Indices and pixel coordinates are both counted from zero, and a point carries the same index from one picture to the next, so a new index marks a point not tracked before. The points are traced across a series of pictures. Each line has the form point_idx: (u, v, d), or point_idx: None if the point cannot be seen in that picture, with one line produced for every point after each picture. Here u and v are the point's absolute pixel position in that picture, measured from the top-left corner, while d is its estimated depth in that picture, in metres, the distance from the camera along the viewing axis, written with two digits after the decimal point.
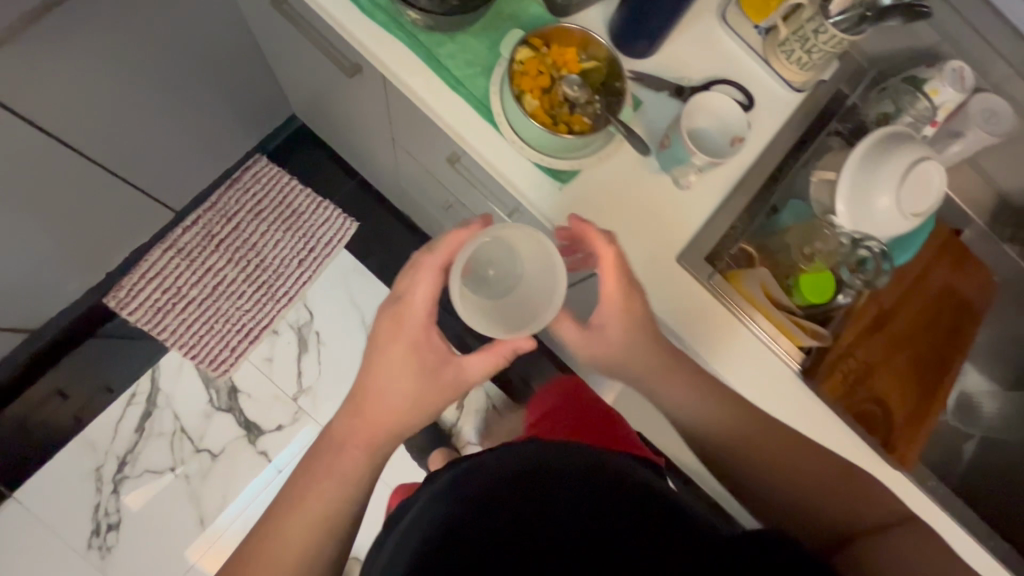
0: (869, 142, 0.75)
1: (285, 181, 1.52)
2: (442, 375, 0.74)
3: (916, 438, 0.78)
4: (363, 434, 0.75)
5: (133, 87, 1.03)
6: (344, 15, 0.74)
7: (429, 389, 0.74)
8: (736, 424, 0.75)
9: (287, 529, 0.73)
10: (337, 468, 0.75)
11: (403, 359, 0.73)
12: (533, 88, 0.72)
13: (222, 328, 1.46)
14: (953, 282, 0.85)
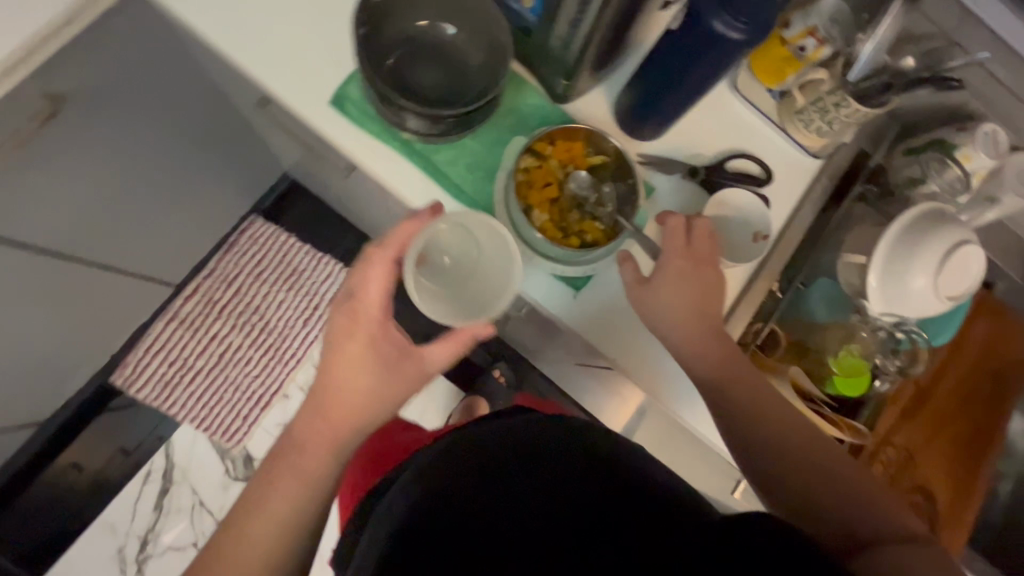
0: (905, 221, 0.70)
1: (281, 241, 1.45)
2: (409, 361, 0.68)
3: (966, 522, 0.75)
4: (333, 423, 0.66)
5: (123, 189, 0.97)
6: (334, 128, 0.69)
7: (397, 376, 0.67)
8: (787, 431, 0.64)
9: (243, 539, 0.62)
10: (305, 458, 0.65)
11: (368, 347, 0.66)
12: (542, 200, 0.69)
13: (234, 397, 1.42)
14: (994, 343, 0.81)
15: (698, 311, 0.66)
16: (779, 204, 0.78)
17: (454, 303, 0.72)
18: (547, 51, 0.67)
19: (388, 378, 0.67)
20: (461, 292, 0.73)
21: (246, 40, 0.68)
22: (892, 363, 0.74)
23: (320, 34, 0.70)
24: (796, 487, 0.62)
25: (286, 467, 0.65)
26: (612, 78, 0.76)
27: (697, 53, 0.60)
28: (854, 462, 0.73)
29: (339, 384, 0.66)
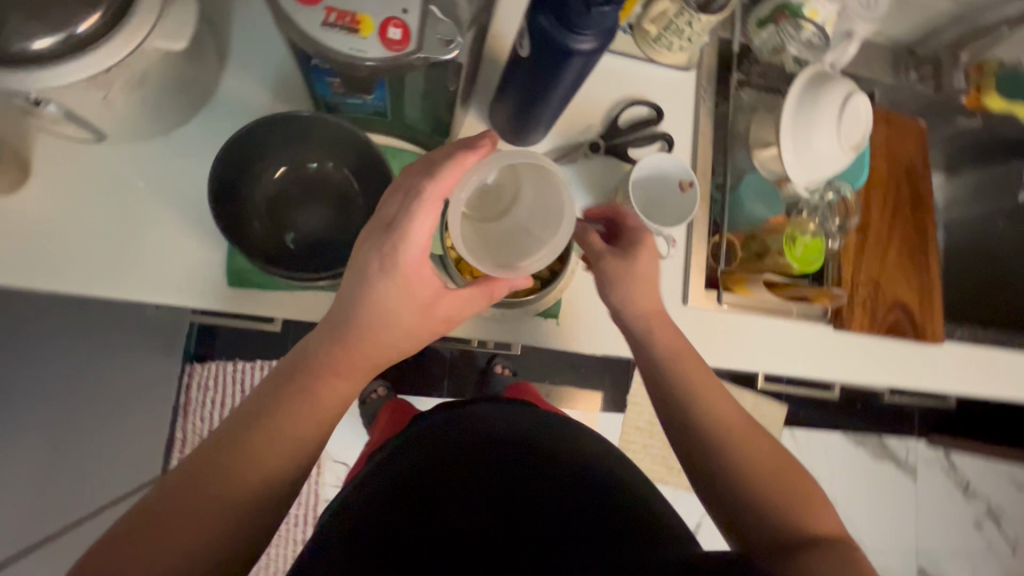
0: (793, 97, 0.75)
1: (231, 369, 1.19)
2: (443, 309, 0.56)
3: (938, 309, 0.84)
4: (351, 376, 0.55)
5: (75, 447, 0.85)
6: (253, 303, 0.64)
7: (429, 325, 0.56)
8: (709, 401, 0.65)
9: (205, 486, 0.48)
10: (303, 412, 0.53)
11: (406, 287, 0.52)
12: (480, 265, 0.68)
13: (282, 533, 1.21)
14: (895, 150, 0.88)
15: (650, 294, 0.66)
16: (678, 132, 0.80)
17: (480, 246, 0.58)
18: (412, 122, 0.63)
19: (423, 325, 0.56)
20: (490, 231, 0.60)
21: (112, 268, 0.61)
22: (832, 222, 0.81)
23: (182, 218, 0.63)
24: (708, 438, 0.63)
25: (273, 408, 0.53)
26: (479, 95, 0.73)
27: (556, 69, 0.55)
28: (839, 317, 0.81)
29: (371, 332, 0.54)
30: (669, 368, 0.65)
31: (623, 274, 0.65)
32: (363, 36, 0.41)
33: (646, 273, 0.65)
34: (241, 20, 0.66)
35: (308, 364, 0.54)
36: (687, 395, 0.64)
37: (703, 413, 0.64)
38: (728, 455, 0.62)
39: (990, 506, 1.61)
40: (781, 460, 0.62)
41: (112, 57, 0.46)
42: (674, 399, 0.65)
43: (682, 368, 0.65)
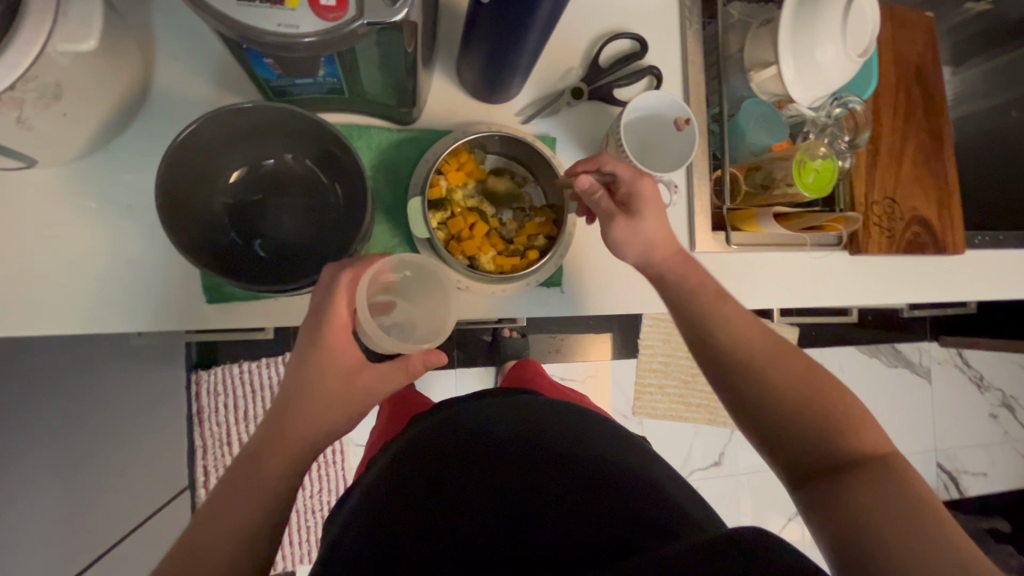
0: (792, 3, 0.67)
1: (238, 370, 1.14)
2: (365, 378, 0.52)
3: (958, 217, 0.80)
4: (301, 442, 0.51)
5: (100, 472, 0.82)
6: (238, 317, 0.60)
7: (354, 402, 0.53)
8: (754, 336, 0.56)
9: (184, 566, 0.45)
10: (267, 473, 0.50)
11: (324, 358, 0.51)
12: (479, 246, 0.65)
13: (318, 521, 1.19)
14: (902, 49, 0.80)
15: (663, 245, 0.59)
16: (665, 64, 0.73)
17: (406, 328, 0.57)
18: (372, 95, 0.57)
19: (349, 396, 0.52)
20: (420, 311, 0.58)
21: (79, 303, 0.56)
22: (841, 140, 0.75)
23: (143, 238, 0.58)
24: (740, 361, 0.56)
25: (229, 486, 0.49)
26: (442, 53, 0.66)
27: (522, 12, 0.48)
28: (855, 241, 0.76)
29: (305, 403, 0.51)
30: (693, 310, 0.58)
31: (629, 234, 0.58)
32: (290, 9, 0.35)
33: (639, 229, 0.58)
34: (161, 4, 0.58)
35: (257, 441, 0.52)
36: (711, 330, 0.57)
37: (731, 345, 0.56)
38: (759, 394, 0.54)
39: (1005, 396, 1.63)
40: (812, 378, 0.54)
41: (13, 70, 0.40)
42: (697, 335, 0.58)
43: (708, 305, 0.58)
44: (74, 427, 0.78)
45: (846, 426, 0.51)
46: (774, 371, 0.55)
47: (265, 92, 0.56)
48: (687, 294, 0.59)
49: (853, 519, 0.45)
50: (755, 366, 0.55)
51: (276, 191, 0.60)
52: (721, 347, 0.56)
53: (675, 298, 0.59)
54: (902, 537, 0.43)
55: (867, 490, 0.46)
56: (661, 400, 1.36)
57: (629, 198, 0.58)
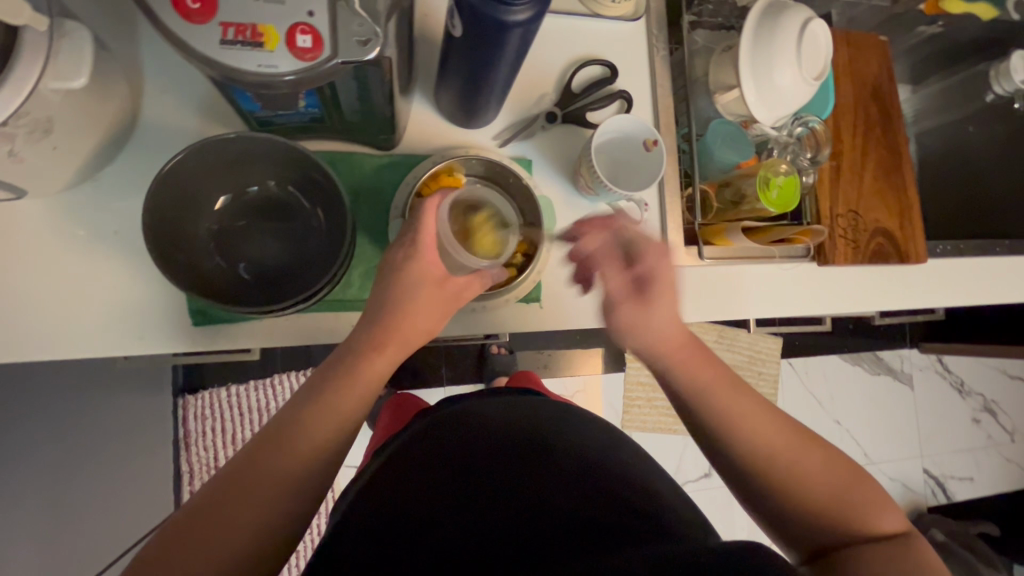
0: (750, 32, 0.71)
1: (225, 394, 1.14)
2: (455, 283, 0.60)
3: (919, 227, 0.84)
4: (361, 389, 0.55)
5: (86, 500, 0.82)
6: (223, 338, 0.62)
7: (444, 306, 0.60)
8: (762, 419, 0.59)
9: (223, 514, 0.46)
10: (314, 428, 0.51)
11: (416, 276, 0.58)
12: None
13: (307, 544, 1.18)
14: (859, 71, 0.85)
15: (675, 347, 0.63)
16: (635, 88, 0.77)
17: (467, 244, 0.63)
18: (353, 123, 0.59)
19: (442, 298, 0.60)
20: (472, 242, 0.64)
21: (66, 329, 0.57)
22: (804, 158, 0.79)
23: (129, 264, 0.59)
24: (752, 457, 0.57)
25: (311, 404, 0.52)
26: (422, 82, 0.69)
27: (492, 46, 0.51)
28: (822, 252, 0.80)
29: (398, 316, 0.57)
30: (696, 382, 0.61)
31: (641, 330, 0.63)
32: (270, 50, 0.37)
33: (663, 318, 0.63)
34: (149, 40, 0.61)
35: (308, 395, 0.53)
36: (740, 436, 0.58)
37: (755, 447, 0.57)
38: (785, 486, 0.56)
39: (985, 400, 1.67)
40: (828, 461, 0.57)
41: (4, 109, 0.42)
42: (715, 441, 0.60)
43: (735, 408, 0.60)
44: (60, 457, 0.78)
45: (872, 505, 0.55)
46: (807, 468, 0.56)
47: (250, 122, 0.59)
48: (700, 366, 0.62)
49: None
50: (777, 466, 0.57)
51: (260, 216, 0.62)
52: (743, 450, 0.58)
53: (695, 401, 0.61)
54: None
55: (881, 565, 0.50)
56: (649, 412, 1.38)
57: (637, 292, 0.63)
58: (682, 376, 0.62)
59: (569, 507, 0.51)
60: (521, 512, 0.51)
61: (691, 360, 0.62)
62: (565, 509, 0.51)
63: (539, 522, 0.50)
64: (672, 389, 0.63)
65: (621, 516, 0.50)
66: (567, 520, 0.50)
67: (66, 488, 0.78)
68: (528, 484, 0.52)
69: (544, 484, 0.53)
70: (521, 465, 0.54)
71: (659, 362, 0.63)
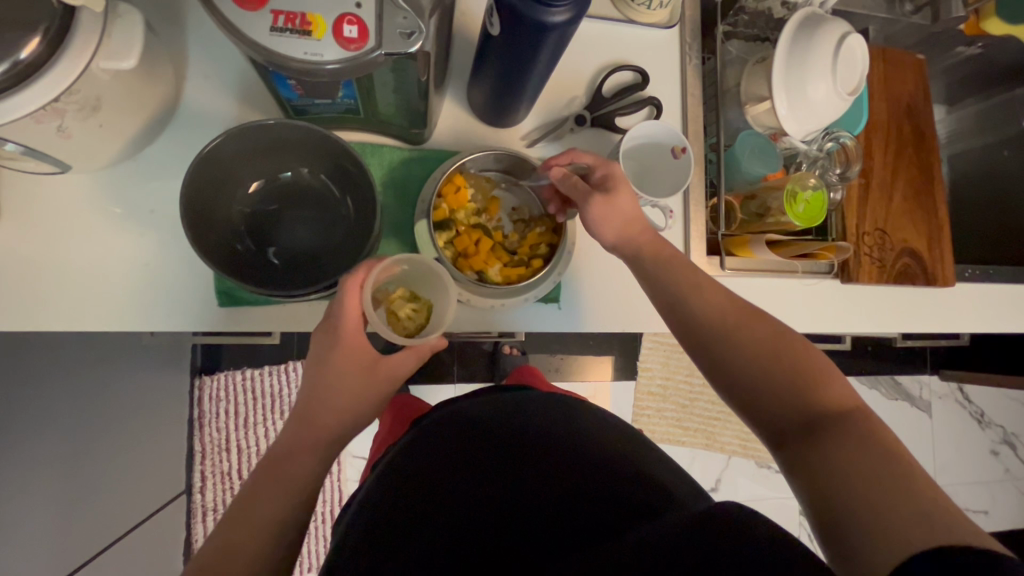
0: (786, 43, 0.71)
1: (241, 377, 1.16)
2: (386, 365, 0.58)
3: (948, 250, 0.82)
4: (324, 429, 0.56)
5: (104, 471, 0.84)
6: (246, 320, 0.63)
7: (381, 382, 0.58)
8: (725, 308, 0.58)
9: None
10: (286, 473, 0.53)
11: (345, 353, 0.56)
12: (489, 262, 0.68)
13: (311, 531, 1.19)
14: (895, 89, 0.84)
15: (637, 228, 0.63)
16: (665, 95, 0.77)
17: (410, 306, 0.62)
18: (386, 115, 0.60)
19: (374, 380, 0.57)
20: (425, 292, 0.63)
21: (97, 304, 0.59)
22: (833, 173, 0.78)
23: (161, 243, 0.61)
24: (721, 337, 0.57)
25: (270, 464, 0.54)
26: (454, 79, 0.70)
27: (529, 45, 0.52)
28: (846, 270, 0.79)
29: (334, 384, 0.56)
30: (669, 278, 0.61)
31: (603, 214, 0.62)
32: (317, 39, 0.38)
33: (628, 207, 0.62)
34: (194, 26, 0.62)
35: (278, 448, 0.55)
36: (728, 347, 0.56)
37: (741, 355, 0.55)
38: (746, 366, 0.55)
39: (1005, 433, 1.62)
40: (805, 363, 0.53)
41: (59, 85, 0.43)
42: (691, 322, 0.59)
43: (720, 312, 0.58)
44: (81, 426, 0.80)
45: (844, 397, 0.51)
46: (785, 373, 0.53)
47: (287, 110, 0.60)
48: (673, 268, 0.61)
49: (824, 475, 0.45)
50: (755, 363, 0.54)
51: (290, 202, 0.63)
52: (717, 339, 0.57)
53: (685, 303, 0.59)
54: (883, 494, 0.41)
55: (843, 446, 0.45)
56: (658, 422, 1.37)
57: (607, 178, 0.63)
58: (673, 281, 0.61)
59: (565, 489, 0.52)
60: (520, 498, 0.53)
61: (688, 275, 0.61)
62: (560, 492, 0.52)
63: (535, 510, 0.52)
64: (662, 301, 0.61)
65: (613, 507, 0.50)
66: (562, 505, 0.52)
67: (85, 457, 0.80)
68: (521, 470, 0.54)
69: (540, 475, 0.53)
70: (516, 449, 0.55)
71: (631, 246, 0.63)
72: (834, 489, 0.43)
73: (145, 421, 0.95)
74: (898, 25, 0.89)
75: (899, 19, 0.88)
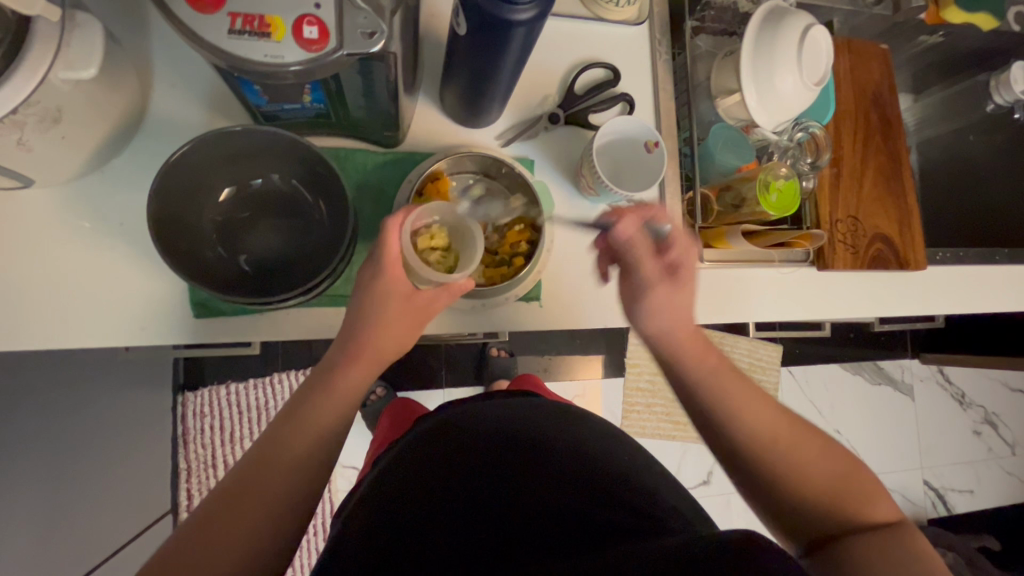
0: (750, 36, 0.72)
1: (225, 392, 1.14)
2: (421, 297, 0.58)
3: (919, 235, 0.84)
4: (346, 395, 0.57)
5: (86, 493, 0.81)
6: (221, 331, 0.62)
7: (413, 318, 0.59)
8: (753, 414, 0.58)
9: (235, 505, 0.48)
10: (306, 431, 0.53)
11: (383, 293, 0.57)
12: None
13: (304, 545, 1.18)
14: (860, 77, 0.86)
15: (680, 322, 0.62)
16: (637, 90, 0.78)
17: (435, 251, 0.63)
18: (357, 118, 0.60)
19: (408, 312, 0.58)
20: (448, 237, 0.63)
21: (67, 321, 0.58)
22: (804, 162, 0.79)
23: (133, 255, 0.60)
24: (758, 437, 0.57)
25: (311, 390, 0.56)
26: (426, 82, 0.70)
27: (497, 43, 0.52)
28: (821, 257, 0.80)
29: (369, 319, 0.57)
30: (699, 374, 0.61)
31: (659, 305, 0.61)
32: (277, 40, 0.38)
33: (686, 301, 0.62)
34: (158, 34, 0.62)
35: (306, 392, 0.56)
36: (756, 442, 0.57)
37: (751, 449, 0.57)
38: (774, 468, 0.56)
39: (986, 412, 1.66)
40: (834, 466, 0.56)
41: (14, 97, 0.42)
42: (711, 417, 0.60)
43: (754, 411, 0.58)
44: (61, 447, 0.78)
45: (861, 493, 0.54)
46: (814, 481, 0.55)
47: (257, 117, 0.60)
48: (689, 351, 0.62)
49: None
50: (792, 472, 0.55)
51: (262, 210, 0.63)
52: (739, 433, 0.58)
53: (706, 398, 0.60)
54: None
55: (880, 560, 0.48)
56: (648, 418, 1.37)
57: (678, 266, 0.61)
58: (688, 360, 0.61)
59: (558, 506, 0.54)
60: (518, 517, 0.53)
61: (716, 370, 0.61)
62: (550, 510, 0.54)
63: (529, 515, 0.54)
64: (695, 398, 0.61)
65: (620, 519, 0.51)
66: (553, 530, 0.52)
67: (65, 478, 0.78)
68: (521, 484, 0.55)
69: (535, 489, 0.55)
70: (515, 464, 0.56)
71: (665, 349, 0.62)
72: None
73: (125, 438, 0.92)
74: (862, 16, 0.91)
75: (862, 10, 0.90)
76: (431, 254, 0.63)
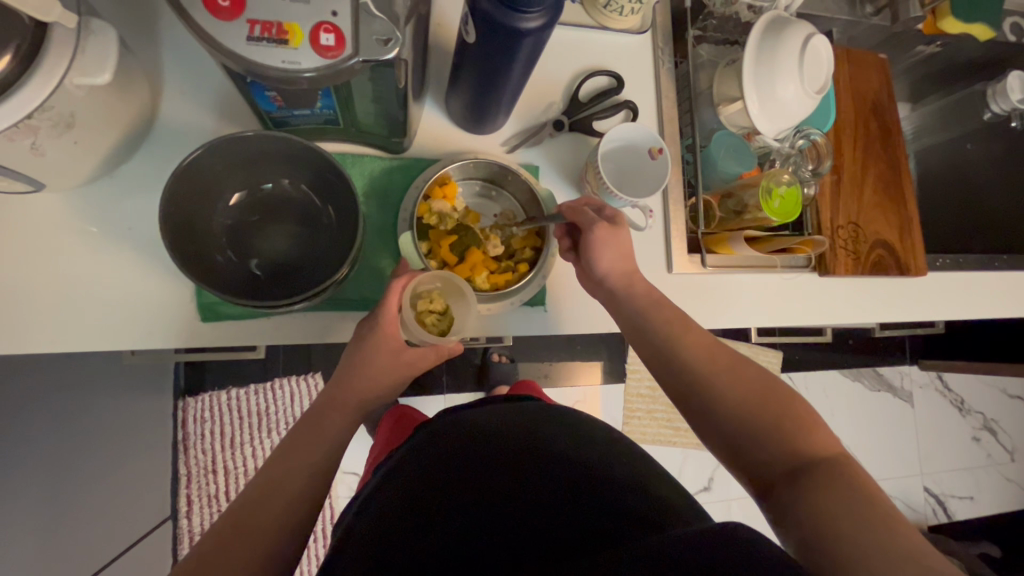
0: (751, 45, 0.73)
1: (226, 397, 1.14)
2: (409, 354, 0.61)
3: (919, 241, 0.85)
4: (344, 414, 0.60)
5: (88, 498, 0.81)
6: (229, 334, 0.62)
7: (401, 369, 0.62)
8: (694, 355, 0.59)
9: (248, 512, 0.50)
10: (306, 450, 0.56)
11: (376, 343, 0.60)
12: (475, 269, 0.67)
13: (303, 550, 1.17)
14: (859, 85, 0.87)
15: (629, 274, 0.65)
16: (640, 98, 0.79)
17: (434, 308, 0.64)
18: (363, 124, 0.61)
19: (395, 365, 0.61)
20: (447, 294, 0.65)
21: (74, 325, 0.58)
22: (806, 169, 0.80)
23: (142, 259, 0.60)
24: (700, 378, 0.58)
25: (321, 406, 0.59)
26: (432, 89, 0.71)
27: (504, 51, 0.52)
28: (823, 263, 0.81)
29: (364, 361, 0.60)
30: (647, 318, 0.63)
31: (606, 242, 0.64)
32: (294, 47, 0.39)
33: (625, 247, 0.65)
34: (168, 41, 0.62)
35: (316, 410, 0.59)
36: (703, 384, 0.57)
37: (720, 409, 0.56)
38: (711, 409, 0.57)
39: (985, 419, 1.66)
40: (780, 399, 0.55)
41: (30, 102, 0.43)
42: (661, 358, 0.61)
43: (695, 350, 0.60)
44: (63, 452, 0.78)
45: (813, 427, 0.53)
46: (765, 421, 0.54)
47: (265, 122, 0.60)
48: (638, 301, 0.64)
49: (806, 507, 0.46)
50: (740, 407, 0.55)
51: (271, 214, 0.63)
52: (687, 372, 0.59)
53: (653, 342, 0.62)
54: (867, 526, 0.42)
55: (826, 487, 0.46)
56: (649, 424, 1.36)
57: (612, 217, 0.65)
58: (637, 304, 0.63)
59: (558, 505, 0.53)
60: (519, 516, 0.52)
61: (656, 306, 0.63)
62: (550, 509, 0.52)
63: (529, 514, 0.52)
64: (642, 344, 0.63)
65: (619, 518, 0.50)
66: (556, 531, 0.50)
67: (67, 483, 0.77)
68: (522, 485, 0.54)
69: (535, 489, 0.54)
70: (514, 465, 0.56)
71: (619, 290, 0.65)
72: (832, 524, 0.43)
73: (127, 443, 0.92)
74: (861, 26, 0.92)
75: (861, 21, 0.92)
76: (427, 315, 0.63)
